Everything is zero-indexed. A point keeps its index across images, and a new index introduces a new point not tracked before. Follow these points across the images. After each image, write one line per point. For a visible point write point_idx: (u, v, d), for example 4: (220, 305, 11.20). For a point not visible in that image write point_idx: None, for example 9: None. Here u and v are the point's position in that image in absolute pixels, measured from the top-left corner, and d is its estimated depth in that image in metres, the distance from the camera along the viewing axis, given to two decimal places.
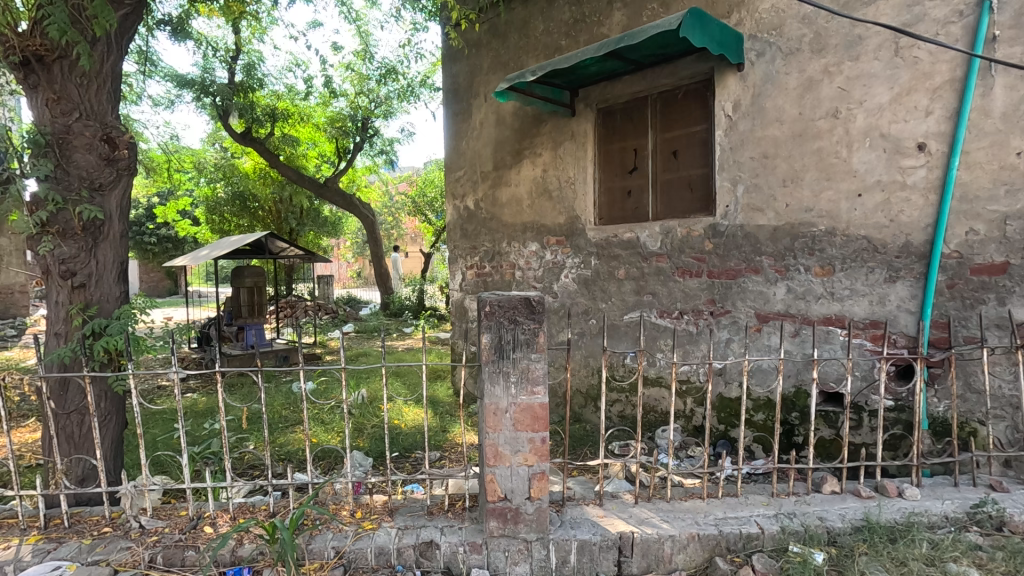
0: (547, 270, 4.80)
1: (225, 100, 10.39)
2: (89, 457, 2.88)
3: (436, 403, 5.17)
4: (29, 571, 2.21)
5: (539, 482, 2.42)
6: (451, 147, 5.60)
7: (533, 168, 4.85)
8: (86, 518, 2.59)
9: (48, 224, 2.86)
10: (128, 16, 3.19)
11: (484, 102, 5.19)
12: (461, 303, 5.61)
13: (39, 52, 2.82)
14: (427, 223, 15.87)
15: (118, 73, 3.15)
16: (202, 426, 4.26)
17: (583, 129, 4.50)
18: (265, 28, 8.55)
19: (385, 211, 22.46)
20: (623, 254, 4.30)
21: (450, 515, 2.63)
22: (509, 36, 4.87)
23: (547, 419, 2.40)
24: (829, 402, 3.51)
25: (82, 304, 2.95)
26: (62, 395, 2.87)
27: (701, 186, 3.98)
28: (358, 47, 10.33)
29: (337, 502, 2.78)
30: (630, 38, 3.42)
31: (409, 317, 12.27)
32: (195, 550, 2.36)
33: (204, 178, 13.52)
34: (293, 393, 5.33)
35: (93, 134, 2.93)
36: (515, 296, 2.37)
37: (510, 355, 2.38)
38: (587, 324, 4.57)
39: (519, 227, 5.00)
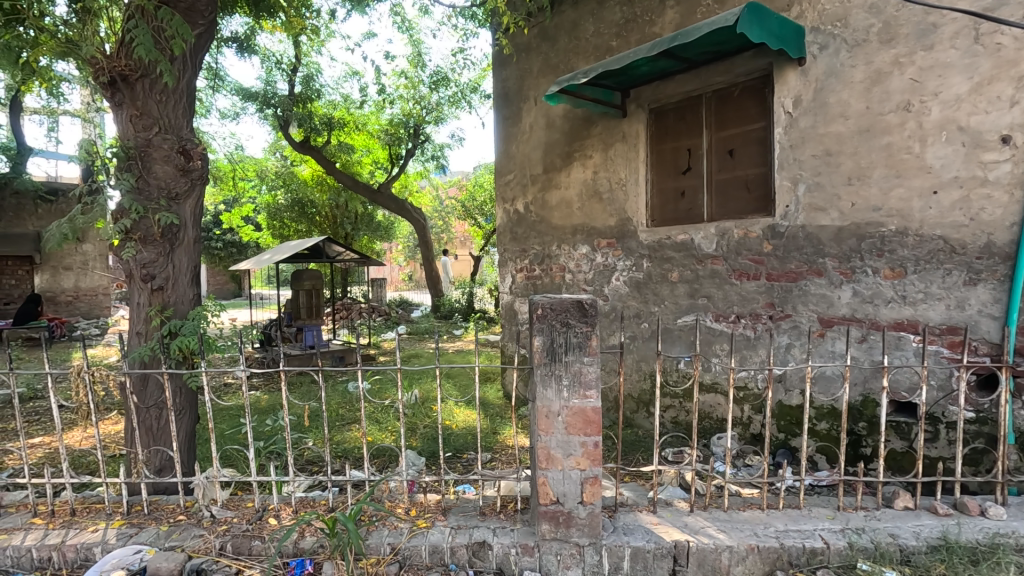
0: (598, 273, 4.76)
1: (286, 110, 10.89)
2: (167, 449, 3.07)
3: (487, 405, 5.22)
4: (114, 553, 2.38)
5: (591, 486, 2.40)
6: (500, 151, 5.65)
7: (583, 171, 4.82)
8: (163, 506, 2.77)
9: (131, 231, 3.07)
10: (201, 36, 3.40)
11: (533, 105, 5.20)
12: (511, 305, 5.64)
13: (124, 71, 3.04)
14: (476, 227, 16.05)
15: (192, 89, 3.36)
16: (266, 422, 4.46)
17: (634, 130, 4.44)
18: (323, 41, 8.91)
19: (436, 215, 22.88)
20: (675, 256, 4.22)
21: (503, 516, 2.64)
22: (559, 40, 4.87)
23: (600, 423, 2.38)
24: (901, 412, 3.31)
25: (160, 306, 3.16)
26: (142, 390, 3.09)
27: (758, 186, 3.86)
28: (411, 55, 10.59)
29: (392, 500, 2.85)
30: (684, 36, 3.36)
31: (459, 319, 12.43)
32: (261, 540, 2.48)
33: (266, 186, 14.21)
34: (350, 392, 5.52)
35: (170, 146, 3.14)
36: (567, 300, 2.37)
37: (563, 358, 2.37)
38: (639, 328, 4.50)
39: (569, 230, 4.98)
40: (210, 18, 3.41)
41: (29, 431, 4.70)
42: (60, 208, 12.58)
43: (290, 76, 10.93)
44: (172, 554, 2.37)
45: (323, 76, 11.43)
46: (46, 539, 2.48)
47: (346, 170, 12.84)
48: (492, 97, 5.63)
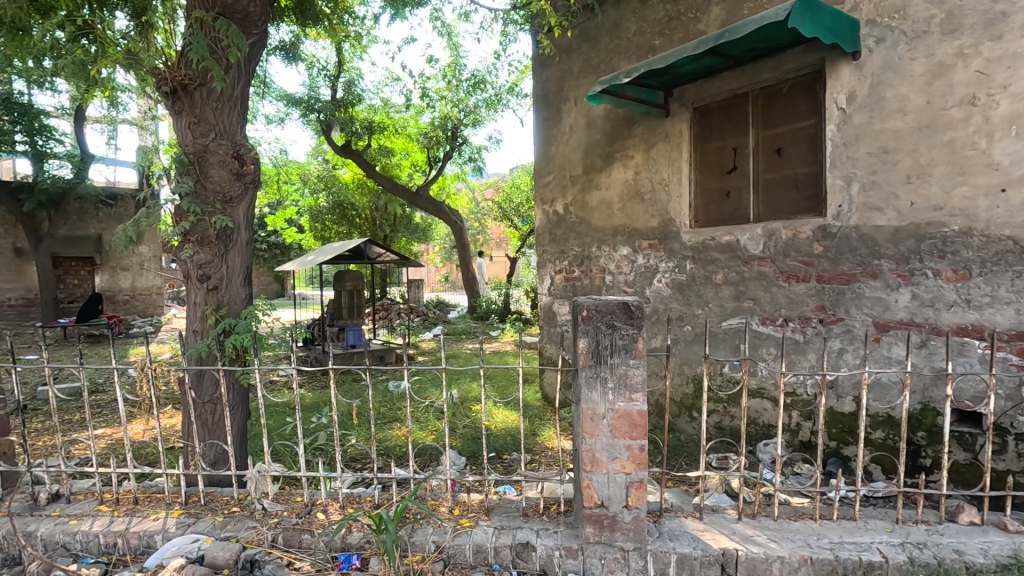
0: (639, 275, 4.70)
1: (328, 115, 11.21)
2: (221, 442, 3.19)
3: (526, 406, 5.23)
4: (174, 542, 2.49)
5: (636, 490, 2.37)
6: (540, 152, 5.64)
7: (624, 171, 4.77)
8: (218, 497, 2.87)
9: (189, 233, 3.22)
10: (255, 45, 3.52)
11: (574, 106, 5.18)
12: (550, 307, 5.63)
13: (184, 81, 3.19)
14: (512, 228, 16.06)
15: (246, 96, 3.48)
16: (312, 419, 4.60)
17: (677, 130, 4.37)
18: (366, 46, 9.16)
19: (472, 217, 23.12)
20: (720, 257, 4.13)
21: (546, 518, 2.63)
22: (600, 40, 4.84)
23: (647, 427, 2.35)
24: (965, 422, 3.15)
25: (215, 305, 3.28)
26: (199, 385, 3.21)
27: (809, 185, 3.74)
28: (449, 58, 10.70)
29: (436, 498, 2.87)
30: (732, 33, 3.29)
31: (495, 321, 12.50)
32: (311, 533, 2.55)
33: (309, 189, 14.64)
34: (392, 391, 5.61)
35: (225, 152, 3.25)
36: (613, 301, 2.35)
37: (608, 360, 2.35)
38: (681, 331, 4.42)
39: (609, 231, 4.94)
40: (263, 28, 3.53)
41: (94, 422, 4.97)
42: (118, 212, 13.26)
43: (332, 82, 11.27)
44: (228, 544, 2.45)
45: (364, 81, 11.72)
46: (111, 526, 2.61)
47: (385, 173, 13.09)
48: (532, 98, 5.63)
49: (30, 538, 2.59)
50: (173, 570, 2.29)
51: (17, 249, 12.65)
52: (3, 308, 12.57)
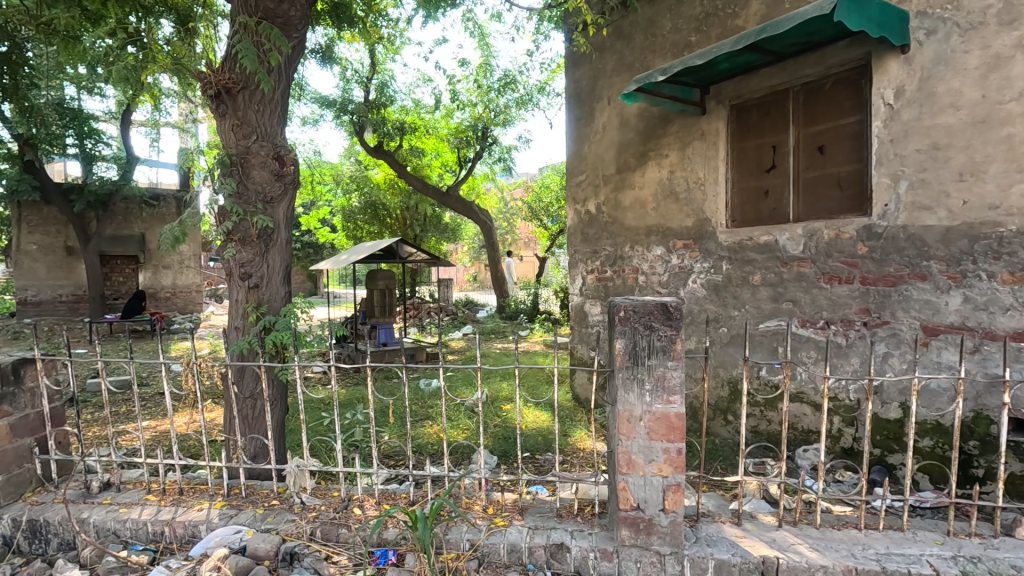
0: (673, 275, 4.63)
1: (361, 117, 11.38)
2: (262, 436, 3.27)
3: (557, 407, 5.20)
4: (217, 532, 2.57)
5: (674, 494, 2.34)
6: (573, 151, 5.61)
7: (658, 170, 4.70)
8: (258, 490, 2.95)
9: (232, 233, 3.31)
10: (295, 49, 3.60)
11: (607, 105, 5.14)
12: (582, 307, 5.61)
13: (228, 85, 3.28)
14: (541, 228, 16.03)
15: (286, 98, 3.55)
16: (347, 415, 4.68)
17: (714, 128, 4.29)
18: (399, 48, 9.24)
19: (501, 217, 23.18)
20: (758, 258, 4.03)
21: (580, 519, 2.62)
22: (635, 37, 4.79)
23: (684, 429, 2.31)
24: (1022, 431, 3.00)
25: (256, 303, 3.37)
26: (241, 380, 3.30)
27: (852, 183, 3.63)
28: (480, 59, 10.73)
29: (470, 497, 2.88)
30: (773, 27, 3.21)
31: (524, 320, 12.50)
32: (348, 528, 2.59)
33: (341, 189, 14.90)
34: (423, 389, 5.67)
35: (266, 153, 3.33)
36: (651, 302, 2.32)
37: (646, 362, 2.32)
38: (717, 333, 4.34)
39: (643, 231, 4.88)
40: (302, 33, 3.61)
41: (139, 414, 5.16)
42: (161, 212, 13.73)
43: (365, 84, 11.42)
44: (268, 536, 2.51)
45: (396, 83, 11.85)
46: (159, 515, 2.71)
47: (416, 173, 13.23)
48: (565, 97, 5.61)
49: (83, 524, 2.70)
50: (217, 560, 2.35)
51: (67, 247, 13.22)
52: (54, 303, 13.15)
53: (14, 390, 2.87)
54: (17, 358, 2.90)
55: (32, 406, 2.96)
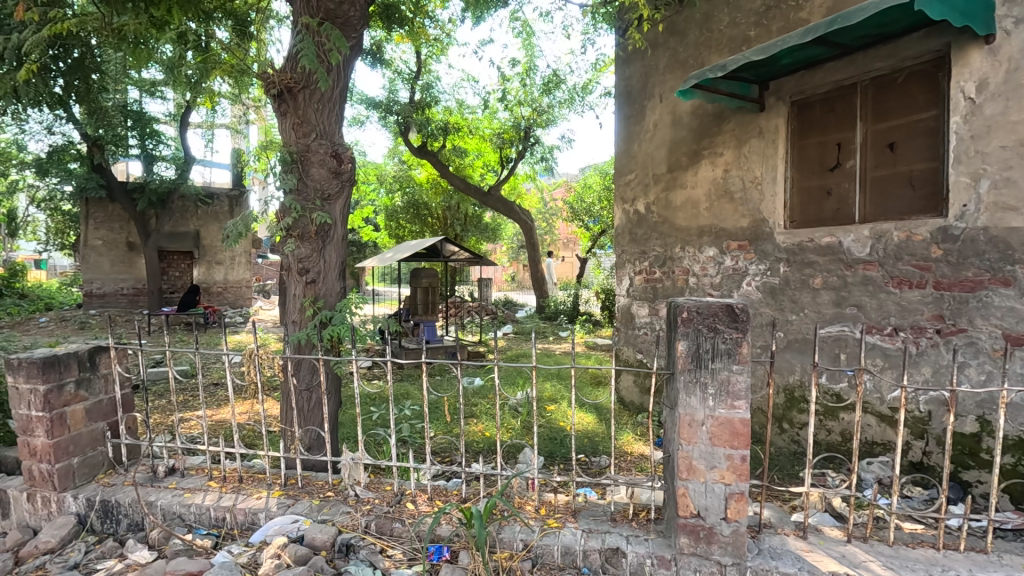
0: (726, 277, 4.49)
1: (406, 117, 11.51)
2: (317, 428, 3.34)
3: (602, 410, 5.13)
4: (276, 520, 2.63)
5: (736, 502, 2.25)
6: (621, 150, 5.53)
7: (712, 169, 4.57)
8: (313, 481, 3.00)
9: (291, 229, 3.38)
10: (353, 49, 3.66)
11: (659, 103, 5.03)
12: (628, 308, 5.52)
13: (289, 84, 3.36)
14: (583, 228, 15.88)
15: (343, 97, 3.62)
16: (394, 411, 4.74)
17: (773, 125, 4.14)
18: (445, 48, 9.27)
19: (541, 217, 23.14)
20: (819, 260, 3.87)
21: (635, 524, 2.56)
22: (689, 33, 4.67)
23: (749, 436, 2.23)
24: None
25: (313, 297, 3.44)
26: (298, 373, 3.38)
27: (926, 183, 3.44)
28: (525, 58, 10.66)
29: (521, 497, 2.87)
30: (844, 19, 3.06)
31: (564, 321, 12.42)
32: (401, 523, 2.60)
33: (385, 189, 15.19)
34: (466, 387, 5.70)
35: (325, 151, 3.40)
36: (715, 304, 2.25)
37: (709, 365, 2.25)
38: (772, 337, 4.19)
39: (694, 231, 4.76)
40: (360, 34, 3.67)
41: (196, 404, 5.37)
42: (215, 210, 14.29)
43: (410, 85, 11.57)
44: (325, 526, 2.55)
45: (440, 83, 11.94)
46: (221, 501, 2.79)
47: (459, 173, 13.35)
48: (614, 95, 5.53)
49: (151, 507, 2.81)
50: (277, 548, 2.40)
51: (129, 243, 13.91)
52: (116, 296, 13.88)
53: (89, 376, 3.02)
54: (93, 346, 3.06)
55: (105, 392, 3.12)
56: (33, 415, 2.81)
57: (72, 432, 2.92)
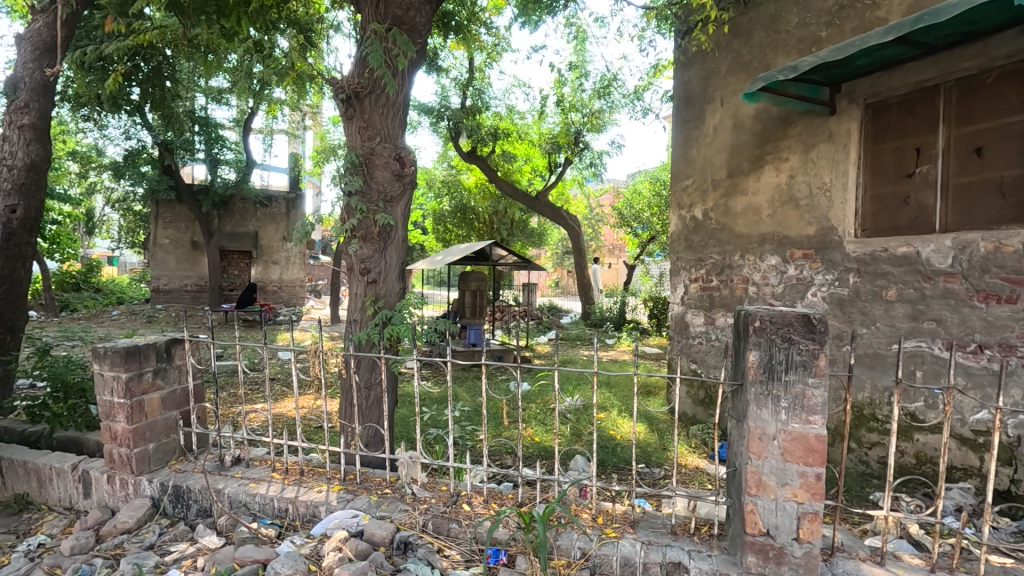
0: (790, 287, 4.32)
1: (457, 122, 11.62)
2: (375, 425, 3.41)
3: (651, 420, 5.01)
4: (337, 514, 2.68)
5: (810, 523, 2.14)
6: (679, 154, 5.40)
7: (776, 175, 4.41)
8: (371, 478, 3.05)
9: (355, 230, 3.46)
10: (418, 55, 3.74)
11: (719, 106, 4.90)
12: (682, 317, 5.38)
13: (357, 89, 3.44)
14: (631, 234, 15.65)
15: (406, 102, 3.68)
16: (444, 412, 4.79)
17: (845, 129, 3.95)
18: (498, 54, 9.32)
19: (587, 223, 22.97)
20: (894, 271, 3.67)
21: (697, 539, 2.46)
22: (754, 34, 4.53)
23: (825, 453, 2.12)
24: None
25: (373, 297, 3.52)
26: (358, 371, 3.46)
27: (1017, 191, 3.22)
28: (576, 62, 10.57)
29: (578, 504, 2.82)
30: (931, 16, 2.88)
31: (611, 328, 12.26)
32: (458, 523, 2.61)
33: (433, 193, 15.45)
34: (514, 392, 5.70)
35: (389, 154, 3.48)
36: (790, 313, 2.16)
37: (782, 377, 2.16)
38: (840, 351, 4.00)
39: (756, 239, 4.60)
40: (424, 41, 3.76)
41: (256, 398, 5.58)
42: (272, 212, 14.85)
43: (462, 91, 11.67)
44: (384, 522, 2.57)
45: (491, 88, 12.02)
46: (283, 492, 2.87)
47: (507, 178, 13.43)
48: (673, 99, 5.42)
49: (219, 494, 2.92)
50: (338, 541, 2.44)
51: (193, 242, 14.64)
52: (180, 292, 14.62)
53: (166, 366, 3.18)
54: (169, 337, 3.22)
55: (178, 382, 3.28)
56: (115, 401, 2.98)
57: (149, 418, 3.08)
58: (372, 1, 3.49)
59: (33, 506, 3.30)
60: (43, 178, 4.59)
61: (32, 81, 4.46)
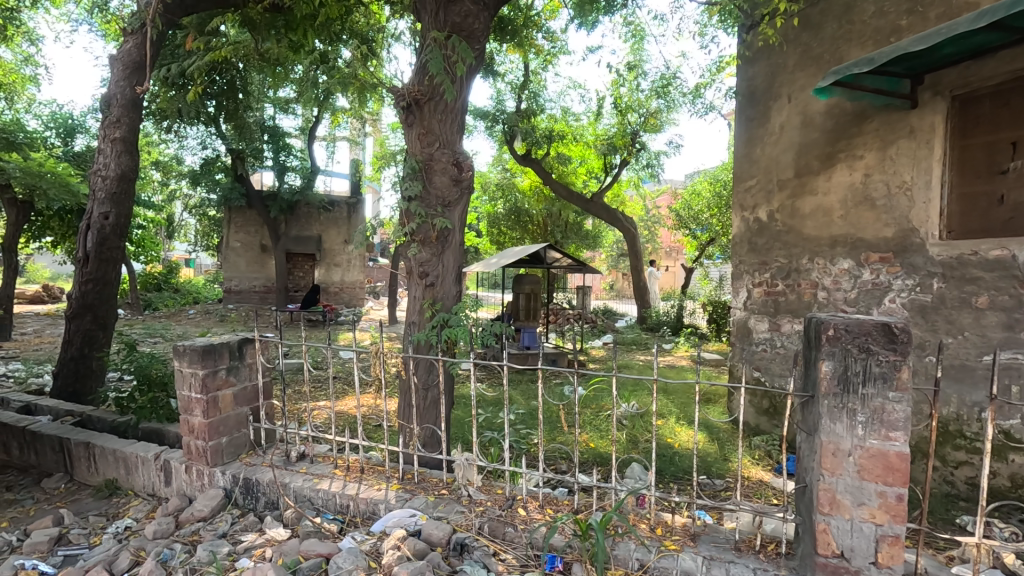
0: (865, 292, 4.07)
1: (512, 126, 11.68)
2: (432, 425, 3.48)
3: (712, 430, 4.84)
4: (395, 513, 2.73)
5: (890, 547, 2.00)
6: (741, 154, 5.19)
7: (849, 174, 4.17)
8: (429, 478, 3.10)
9: (414, 234, 3.54)
10: (476, 60, 3.78)
11: (787, 103, 4.68)
12: (745, 322, 5.17)
13: (417, 96, 3.52)
14: (690, 237, 15.24)
15: (464, 108, 3.72)
16: (499, 415, 4.82)
17: (928, 124, 3.69)
18: (553, 56, 9.29)
19: (642, 225, 22.54)
20: (985, 276, 3.39)
21: (763, 557, 2.34)
22: (826, 26, 4.30)
23: (908, 473, 1.98)
24: None
25: (431, 300, 3.58)
26: (418, 372, 3.54)
27: None
28: (633, 61, 10.39)
29: (635, 514, 2.75)
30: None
31: (668, 333, 11.96)
32: (514, 528, 2.62)
33: (488, 196, 15.62)
34: (569, 396, 5.67)
35: (447, 160, 3.54)
36: (869, 322, 2.03)
37: (859, 390, 2.03)
38: (922, 362, 3.73)
39: (826, 241, 4.36)
40: (482, 47, 3.80)
41: (320, 396, 5.81)
42: (335, 216, 15.43)
43: (517, 95, 11.71)
44: (441, 523, 2.60)
45: (546, 91, 11.99)
46: (345, 489, 2.96)
47: (562, 180, 13.39)
48: (736, 97, 5.22)
49: (286, 488, 3.06)
50: (398, 539, 2.48)
51: (262, 245, 15.43)
52: (250, 292, 15.44)
53: (238, 364, 3.36)
54: (241, 337, 3.39)
55: (249, 379, 3.45)
56: (193, 396, 3.17)
57: (222, 414, 3.26)
58: (431, 10, 3.56)
59: (121, 491, 3.56)
60: (131, 186, 4.95)
61: (123, 98, 4.82)
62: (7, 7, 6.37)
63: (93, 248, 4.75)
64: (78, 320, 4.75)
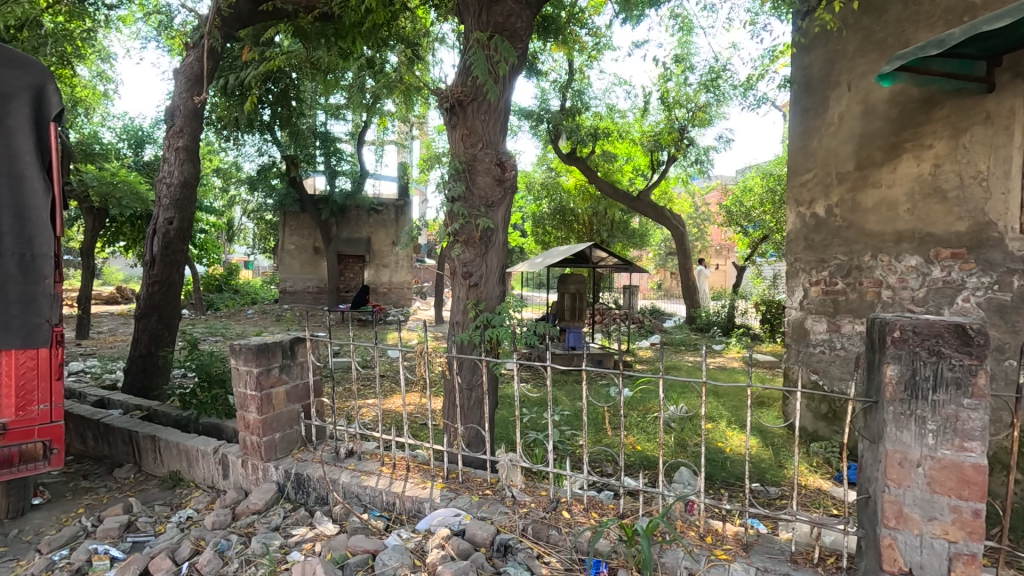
0: (934, 291, 3.82)
1: (557, 125, 11.62)
2: (476, 425, 3.49)
3: (765, 434, 4.65)
4: (440, 512, 2.75)
5: (965, 566, 1.85)
6: (797, 146, 4.95)
7: (917, 164, 3.91)
8: (473, 478, 3.11)
9: (458, 234, 3.56)
10: (519, 60, 3.77)
11: (846, 92, 4.43)
12: (801, 323, 4.93)
13: (461, 97, 3.53)
14: (742, 235, 14.72)
15: (507, 108, 3.72)
16: (545, 416, 4.80)
17: (1007, 108, 3.42)
18: (598, 53, 9.17)
19: (691, 223, 21.98)
20: None
21: (821, 570, 2.22)
22: (890, 9, 4.06)
23: (985, 486, 1.83)
24: None
25: (475, 300, 3.59)
26: (462, 371, 3.57)
27: None
28: (681, 55, 10.13)
29: (683, 521, 2.66)
30: None
31: (718, 333, 11.60)
32: (558, 530, 2.58)
33: (533, 196, 15.60)
34: (615, 398, 5.58)
35: (490, 160, 3.54)
36: (940, 323, 1.88)
37: (929, 396, 1.89)
38: (1001, 365, 3.46)
39: (890, 237, 4.11)
40: (525, 46, 3.78)
41: (369, 395, 5.95)
42: (383, 218, 15.78)
43: (561, 93, 11.64)
44: (485, 524, 2.60)
45: (591, 88, 11.86)
46: (391, 486, 3.01)
47: (608, 179, 13.23)
48: (791, 87, 4.99)
49: (334, 484, 3.13)
50: (442, 538, 2.50)
51: (314, 247, 15.97)
52: (304, 293, 16.02)
53: (290, 362, 3.47)
54: (293, 337, 3.50)
55: (301, 377, 3.56)
56: (248, 393, 3.30)
57: (275, 411, 3.37)
58: (474, 11, 3.57)
59: (184, 483, 3.75)
60: (193, 193, 5.20)
61: (185, 109, 5.08)
62: (85, 28, 6.85)
63: (159, 252, 5.03)
64: (145, 320, 5.04)
